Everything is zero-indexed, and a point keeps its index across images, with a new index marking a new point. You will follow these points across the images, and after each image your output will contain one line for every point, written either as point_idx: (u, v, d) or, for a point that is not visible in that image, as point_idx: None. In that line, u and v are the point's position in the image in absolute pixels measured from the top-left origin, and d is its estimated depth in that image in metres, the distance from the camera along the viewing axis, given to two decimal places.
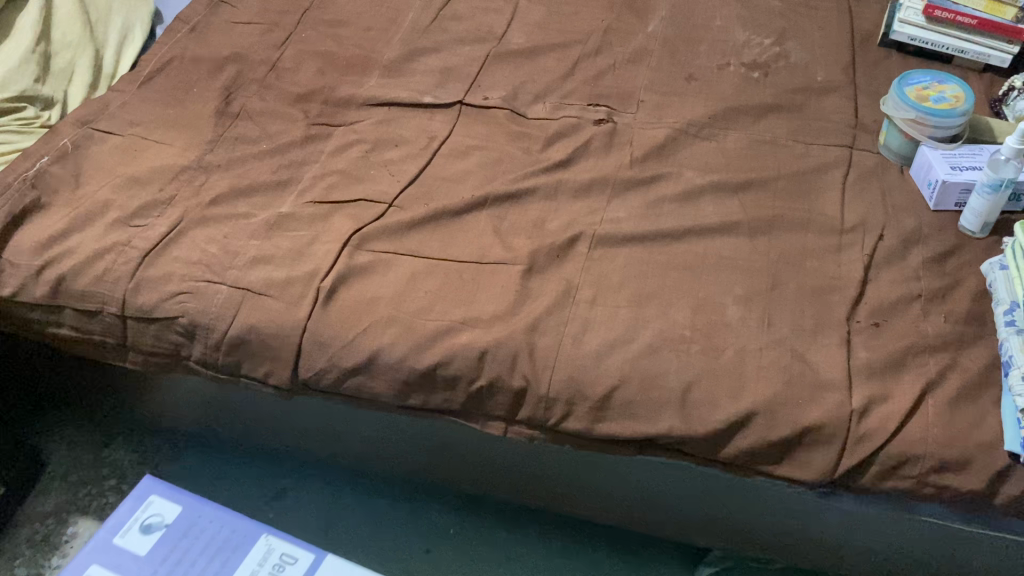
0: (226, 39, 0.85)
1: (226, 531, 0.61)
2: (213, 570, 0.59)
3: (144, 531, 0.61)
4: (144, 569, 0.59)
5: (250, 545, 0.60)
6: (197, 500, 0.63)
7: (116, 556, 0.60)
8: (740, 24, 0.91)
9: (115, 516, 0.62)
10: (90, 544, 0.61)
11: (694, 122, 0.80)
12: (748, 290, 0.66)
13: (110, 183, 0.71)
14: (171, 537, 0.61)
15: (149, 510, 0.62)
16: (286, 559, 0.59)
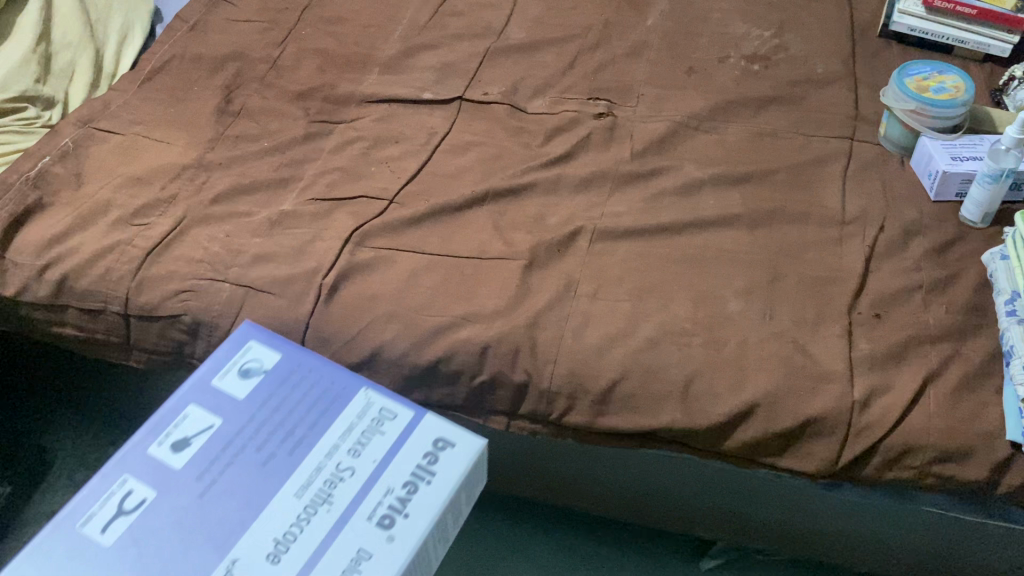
0: (225, 37, 0.86)
1: (326, 381, 0.58)
2: (313, 417, 0.56)
3: (243, 374, 0.58)
4: (244, 409, 0.56)
5: (351, 398, 0.57)
6: (297, 350, 0.60)
7: (213, 393, 0.57)
8: (739, 16, 0.91)
9: (213, 357, 0.60)
10: (186, 382, 0.58)
11: (694, 115, 0.80)
12: (749, 282, 0.67)
13: (111, 182, 0.71)
14: (271, 383, 0.58)
15: (246, 356, 0.59)
16: (387, 416, 0.56)
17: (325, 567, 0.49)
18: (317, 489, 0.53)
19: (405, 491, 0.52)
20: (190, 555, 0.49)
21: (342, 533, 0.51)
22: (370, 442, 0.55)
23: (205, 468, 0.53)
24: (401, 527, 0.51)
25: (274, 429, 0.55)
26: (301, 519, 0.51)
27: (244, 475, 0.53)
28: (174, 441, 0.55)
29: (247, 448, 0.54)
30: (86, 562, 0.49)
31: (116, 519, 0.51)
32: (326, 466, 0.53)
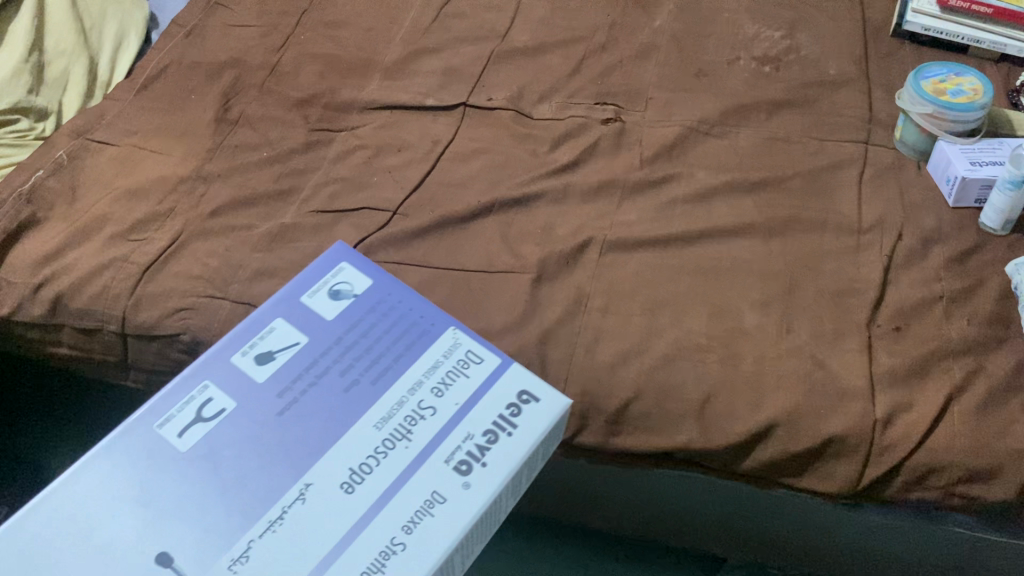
0: (223, 43, 0.84)
1: (414, 314, 0.59)
2: (398, 348, 0.56)
3: (333, 296, 0.59)
4: (331, 331, 0.57)
5: (438, 335, 0.57)
6: (389, 280, 0.60)
7: (301, 313, 0.58)
8: (749, 16, 0.89)
9: (306, 275, 0.60)
10: (276, 299, 0.59)
11: (706, 120, 0.78)
12: (766, 294, 0.65)
13: (107, 196, 0.69)
14: (359, 308, 0.59)
15: (338, 277, 0.60)
16: (474, 358, 0.57)
17: (397, 502, 0.50)
18: (396, 423, 0.53)
19: (485, 440, 0.53)
20: (266, 474, 0.51)
21: (418, 471, 0.51)
22: (455, 384, 0.55)
23: (286, 387, 0.54)
24: (478, 475, 0.51)
25: (358, 357, 0.56)
26: (379, 451, 0.52)
27: (326, 398, 0.54)
28: (260, 354, 0.56)
29: (328, 373, 0.55)
30: (165, 463, 0.51)
31: (194, 425, 0.52)
32: (408, 402, 0.54)
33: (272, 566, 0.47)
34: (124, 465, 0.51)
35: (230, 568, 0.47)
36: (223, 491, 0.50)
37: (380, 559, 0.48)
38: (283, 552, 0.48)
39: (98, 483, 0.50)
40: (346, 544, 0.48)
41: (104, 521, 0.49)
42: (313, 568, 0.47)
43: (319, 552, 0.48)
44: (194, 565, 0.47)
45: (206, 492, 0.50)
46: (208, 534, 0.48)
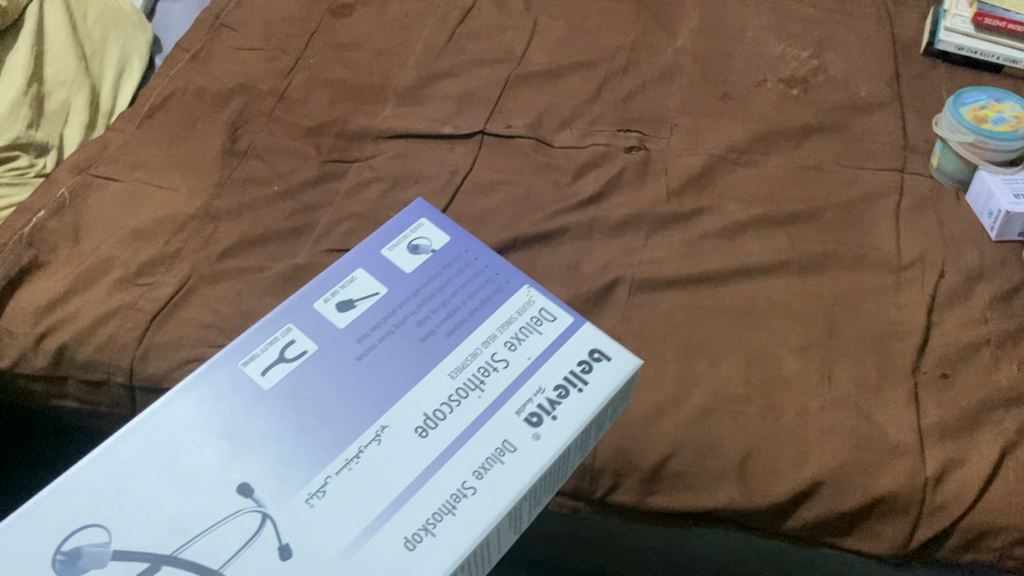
0: (229, 68, 0.80)
1: (491, 269, 0.54)
2: (474, 302, 0.52)
3: (412, 250, 0.55)
4: (409, 284, 0.53)
5: (513, 291, 0.53)
6: (469, 236, 0.56)
7: (381, 263, 0.55)
8: (774, 34, 0.85)
9: (384, 230, 0.57)
10: (356, 249, 0.55)
11: (734, 147, 0.75)
12: (805, 338, 0.62)
13: (111, 237, 0.66)
14: (436, 264, 0.55)
15: (418, 232, 0.56)
16: (547, 316, 0.52)
17: (472, 450, 0.46)
18: (471, 372, 0.49)
19: (557, 393, 0.48)
20: (334, 421, 0.47)
21: (493, 420, 0.47)
22: (529, 338, 0.51)
23: (365, 332, 0.51)
24: (549, 427, 0.47)
25: (435, 306, 0.52)
26: (454, 397, 0.48)
27: (400, 349, 0.50)
28: (340, 301, 0.52)
29: (407, 321, 0.52)
30: (244, 400, 0.48)
31: (277, 365, 0.49)
32: (482, 353, 0.50)
33: (346, 506, 0.44)
34: (206, 398, 0.48)
35: (307, 503, 0.44)
36: (295, 431, 0.47)
37: (451, 502, 0.44)
38: (356, 493, 0.44)
39: (182, 412, 0.47)
40: (412, 490, 0.45)
41: (187, 450, 0.46)
42: (377, 516, 0.44)
43: (389, 496, 0.44)
44: (269, 499, 0.44)
45: (283, 431, 0.47)
46: (282, 470, 0.45)
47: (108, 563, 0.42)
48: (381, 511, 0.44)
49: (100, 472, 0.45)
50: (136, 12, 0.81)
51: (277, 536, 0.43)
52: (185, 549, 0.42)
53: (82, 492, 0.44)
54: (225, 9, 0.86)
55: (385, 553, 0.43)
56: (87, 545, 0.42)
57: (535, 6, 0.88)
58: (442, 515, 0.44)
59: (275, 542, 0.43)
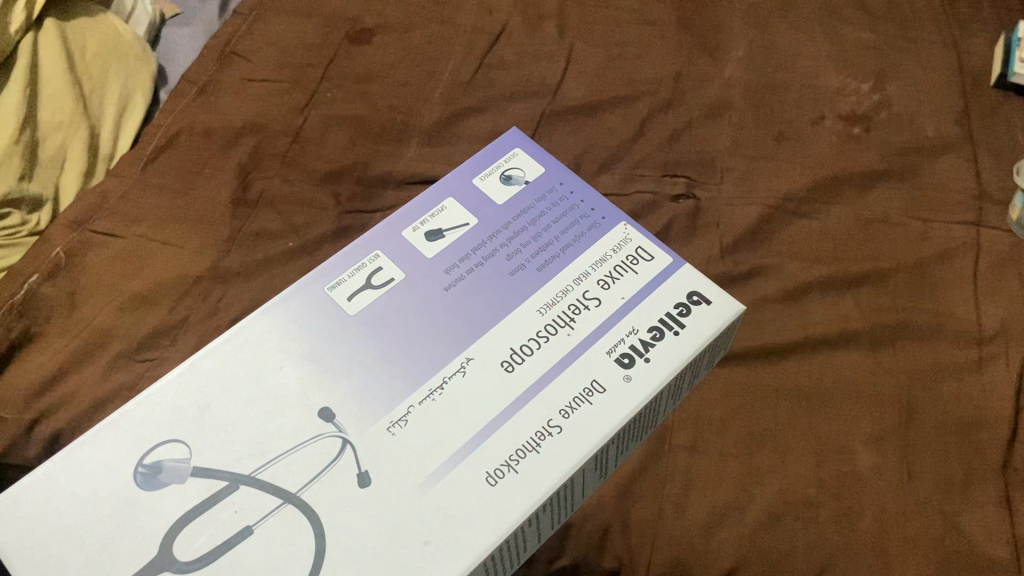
0: (241, 103, 0.74)
1: (587, 208, 0.63)
2: (567, 239, 0.61)
3: (506, 180, 0.65)
4: (501, 216, 0.62)
5: (608, 229, 0.61)
6: (560, 169, 0.65)
7: (474, 192, 0.64)
8: (830, 63, 0.79)
9: (483, 156, 0.66)
10: (451, 176, 0.65)
11: (791, 196, 0.68)
12: (880, 426, 0.55)
13: (111, 304, 0.60)
14: (530, 194, 0.64)
15: (512, 162, 0.66)
16: (644, 256, 0.60)
17: (557, 387, 0.54)
18: (560, 310, 0.57)
19: (650, 337, 0.56)
20: (434, 346, 0.56)
21: (582, 357, 0.55)
22: (623, 278, 0.59)
23: (453, 264, 0.60)
24: (640, 368, 0.55)
25: (524, 242, 0.61)
26: (541, 334, 0.56)
27: (492, 280, 0.59)
28: (430, 231, 0.62)
29: (495, 256, 0.60)
30: (338, 323, 0.57)
31: (364, 291, 0.58)
32: (573, 292, 0.58)
33: (428, 434, 0.52)
34: (297, 319, 0.57)
35: (389, 430, 0.53)
36: (392, 361, 0.55)
37: (534, 441, 0.52)
38: (443, 420, 0.53)
39: (272, 335, 0.56)
40: (507, 414, 0.53)
41: (275, 365, 0.55)
42: (473, 436, 0.52)
43: (484, 421, 0.53)
44: (353, 425, 0.53)
45: (376, 359, 0.55)
46: (372, 400, 0.54)
47: (188, 477, 0.51)
48: (465, 443, 0.52)
49: (185, 388, 0.54)
50: (138, 39, 0.75)
51: (356, 464, 0.51)
52: (262, 471, 0.51)
53: (165, 409, 0.54)
54: (236, 34, 0.79)
55: (466, 482, 0.51)
56: (168, 460, 0.52)
57: (570, 30, 0.81)
58: (525, 452, 0.52)
59: (355, 468, 0.51)
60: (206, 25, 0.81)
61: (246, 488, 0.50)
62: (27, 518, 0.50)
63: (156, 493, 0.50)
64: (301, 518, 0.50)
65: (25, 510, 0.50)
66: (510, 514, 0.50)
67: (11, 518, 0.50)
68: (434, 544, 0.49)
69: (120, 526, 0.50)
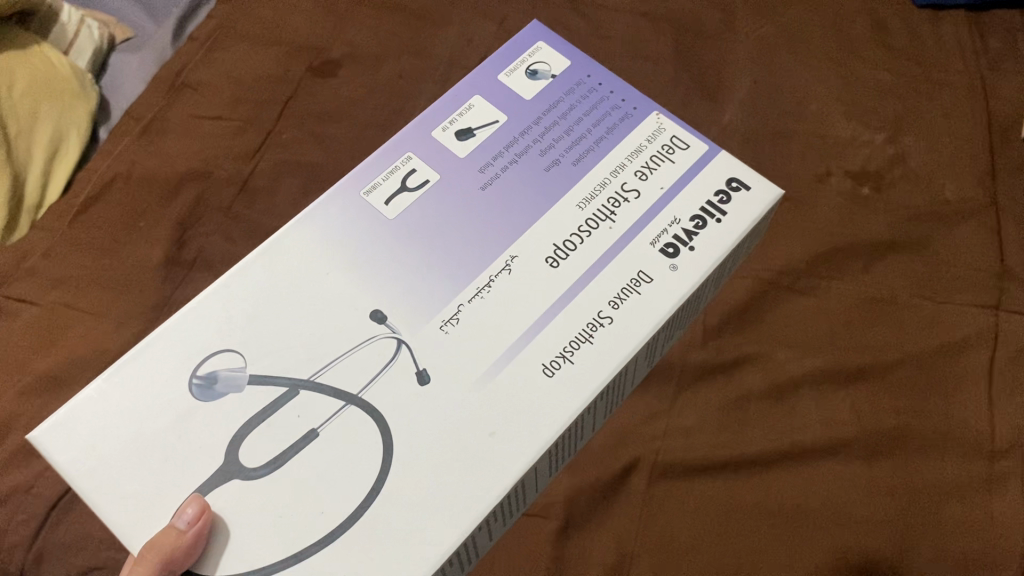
0: (187, 144, 0.68)
1: (617, 99, 0.64)
2: (601, 132, 0.62)
3: (532, 75, 0.65)
4: (530, 112, 0.63)
5: (642, 119, 0.63)
6: (586, 61, 0.66)
7: (503, 89, 0.64)
8: (840, 109, 0.71)
9: (506, 52, 0.66)
10: (475, 74, 0.65)
11: (789, 269, 0.61)
12: (868, 559, 0.50)
13: (17, 386, 0.55)
14: (559, 86, 0.65)
15: (536, 55, 0.66)
16: (680, 144, 0.61)
17: (605, 279, 0.56)
18: (600, 205, 0.59)
19: (693, 225, 0.58)
20: (477, 243, 0.57)
21: (627, 249, 0.57)
22: (660, 170, 0.60)
23: (487, 162, 0.61)
24: (686, 257, 0.57)
25: (558, 136, 0.62)
26: (584, 229, 0.57)
27: (531, 176, 0.60)
28: (458, 130, 0.62)
29: (530, 151, 0.61)
30: (374, 224, 0.58)
31: (400, 194, 0.59)
32: (613, 187, 0.59)
33: (479, 330, 0.53)
34: (335, 222, 0.58)
35: (442, 328, 0.54)
36: (440, 261, 0.56)
37: (587, 331, 0.54)
38: (493, 317, 0.54)
39: (315, 238, 0.57)
40: (557, 309, 0.54)
41: (323, 268, 0.56)
42: (523, 331, 0.53)
43: (534, 315, 0.54)
44: (403, 325, 0.54)
45: (418, 255, 0.56)
46: (422, 301, 0.55)
47: (244, 387, 0.51)
48: (518, 337, 0.53)
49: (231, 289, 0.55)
50: (74, 70, 0.68)
51: (413, 362, 0.52)
52: (322, 374, 0.52)
53: (211, 317, 0.54)
54: (189, 63, 0.73)
55: (524, 374, 0.52)
56: (222, 370, 0.52)
57: None
58: (580, 343, 0.54)
59: (413, 367, 0.52)
60: (158, 53, 0.74)
61: (305, 394, 0.51)
62: (87, 432, 0.50)
63: (213, 404, 0.51)
64: (366, 419, 0.51)
65: (81, 428, 0.50)
66: (573, 403, 0.51)
67: (67, 436, 0.50)
68: (500, 437, 0.51)
69: (180, 434, 0.50)
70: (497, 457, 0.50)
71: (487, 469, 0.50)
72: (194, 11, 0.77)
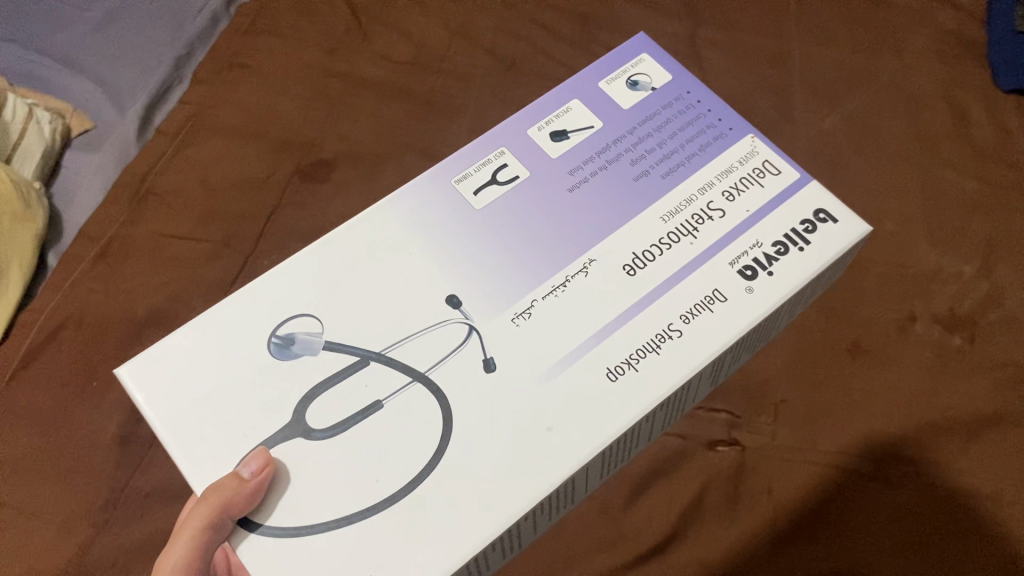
0: (152, 272, 0.57)
1: (716, 117, 0.58)
2: (692, 149, 0.56)
3: (632, 86, 0.60)
4: (626, 120, 0.58)
5: (736, 140, 0.57)
6: (689, 76, 0.60)
7: (600, 96, 0.59)
8: (920, 230, 0.61)
9: (607, 62, 0.62)
10: (576, 78, 0.61)
11: (871, 454, 0.52)
12: None
13: None
14: (657, 101, 0.59)
15: (638, 67, 0.61)
16: (771, 169, 0.55)
17: (678, 291, 0.51)
18: (683, 219, 0.53)
19: (775, 251, 0.52)
20: (553, 245, 0.53)
21: (706, 265, 0.52)
22: (749, 191, 0.54)
23: (578, 165, 0.56)
24: (764, 282, 0.51)
25: (650, 147, 0.57)
26: (664, 240, 0.53)
27: (616, 183, 0.55)
28: (554, 130, 0.58)
29: (621, 159, 0.56)
30: (460, 216, 0.54)
31: (489, 187, 0.56)
32: (697, 201, 0.54)
33: (556, 327, 0.50)
34: (423, 209, 0.55)
35: (513, 322, 0.50)
36: (519, 262, 0.52)
37: (655, 343, 0.49)
38: (567, 317, 0.50)
39: (401, 221, 0.54)
40: (624, 320, 0.50)
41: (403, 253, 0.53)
42: (589, 338, 0.49)
43: (602, 324, 0.50)
44: (478, 313, 0.50)
45: (494, 255, 0.53)
46: (496, 290, 0.51)
47: (319, 352, 0.49)
48: (589, 337, 0.49)
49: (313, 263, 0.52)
50: (17, 185, 0.58)
51: (483, 349, 0.49)
52: (393, 349, 0.49)
53: (289, 276, 0.52)
54: (156, 164, 0.62)
55: (590, 380, 0.48)
56: (301, 334, 0.50)
57: None
58: (645, 353, 0.49)
59: (480, 354, 0.49)
60: (120, 153, 0.63)
61: (376, 365, 0.48)
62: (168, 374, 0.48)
63: (289, 366, 0.48)
64: (430, 398, 0.48)
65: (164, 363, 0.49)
66: (629, 413, 0.47)
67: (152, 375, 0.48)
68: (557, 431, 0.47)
69: (250, 392, 0.48)
70: (551, 457, 0.46)
71: (537, 466, 0.46)
72: (163, 95, 0.67)
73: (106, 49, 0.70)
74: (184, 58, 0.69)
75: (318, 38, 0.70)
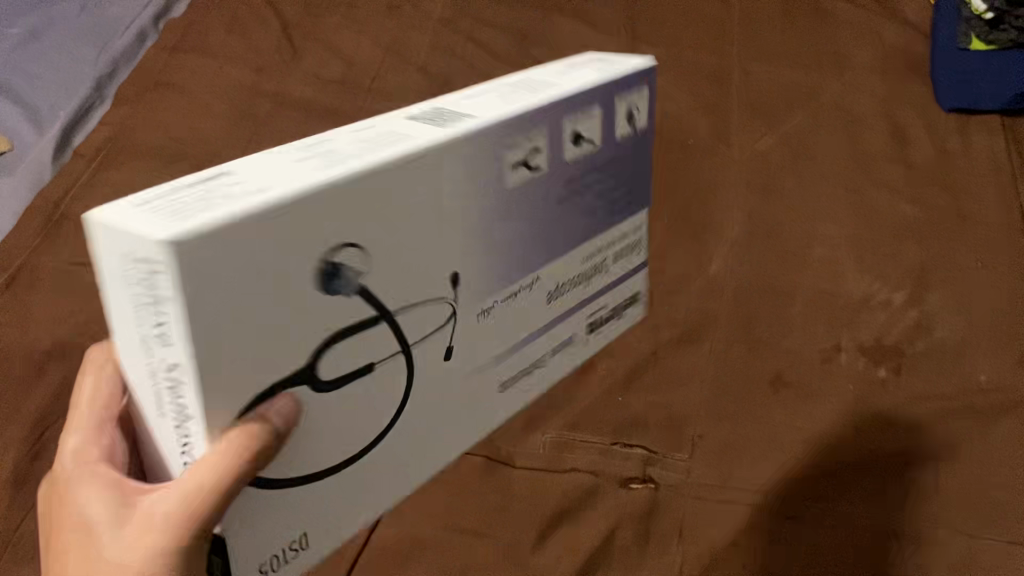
0: (59, 302, 0.56)
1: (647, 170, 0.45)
2: (618, 205, 0.43)
3: (628, 119, 0.41)
4: (604, 150, 0.41)
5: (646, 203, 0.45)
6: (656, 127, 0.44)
7: (611, 120, 0.40)
8: (852, 257, 0.60)
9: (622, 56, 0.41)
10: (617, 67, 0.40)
11: (789, 490, 0.49)
12: None
13: None
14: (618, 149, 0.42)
15: (637, 97, 0.41)
16: (642, 247, 0.46)
17: (541, 341, 0.43)
18: (580, 272, 0.43)
19: (614, 320, 0.47)
20: (511, 246, 0.38)
21: (571, 319, 0.44)
22: (621, 261, 0.45)
23: (563, 193, 0.39)
24: (588, 345, 0.46)
25: (603, 183, 0.42)
26: (560, 286, 0.42)
27: (563, 224, 0.40)
28: (578, 134, 0.38)
29: (579, 196, 0.41)
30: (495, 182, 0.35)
31: (526, 170, 0.36)
32: (594, 259, 0.44)
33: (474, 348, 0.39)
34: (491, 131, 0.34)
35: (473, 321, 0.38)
36: (505, 250, 0.38)
37: (518, 376, 0.42)
38: (479, 349, 0.39)
39: (462, 168, 0.33)
40: (493, 365, 0.40)
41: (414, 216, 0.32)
42: (473, 378, 0.39)
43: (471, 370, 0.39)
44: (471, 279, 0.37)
45: (502, 242, 0.37)
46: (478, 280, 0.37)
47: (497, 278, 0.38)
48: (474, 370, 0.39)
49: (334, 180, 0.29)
50: None
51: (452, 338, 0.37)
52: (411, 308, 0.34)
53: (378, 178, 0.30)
54: (71, 188, 0.61)
55: (468, 409, 0.40)
56: None
57: None
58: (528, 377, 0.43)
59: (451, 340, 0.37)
60: (34, 175, 0.62)
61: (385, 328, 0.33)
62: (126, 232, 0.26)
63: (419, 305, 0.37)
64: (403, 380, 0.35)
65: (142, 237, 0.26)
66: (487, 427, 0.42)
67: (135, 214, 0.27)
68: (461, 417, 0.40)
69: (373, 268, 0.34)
70: (433, 445, 0.39)
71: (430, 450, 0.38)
72: (83, 115, 0.66)
73: (31, 70, 0.68)
74: (106, 77, 0.68)
75: (248, 56, 0.69)
